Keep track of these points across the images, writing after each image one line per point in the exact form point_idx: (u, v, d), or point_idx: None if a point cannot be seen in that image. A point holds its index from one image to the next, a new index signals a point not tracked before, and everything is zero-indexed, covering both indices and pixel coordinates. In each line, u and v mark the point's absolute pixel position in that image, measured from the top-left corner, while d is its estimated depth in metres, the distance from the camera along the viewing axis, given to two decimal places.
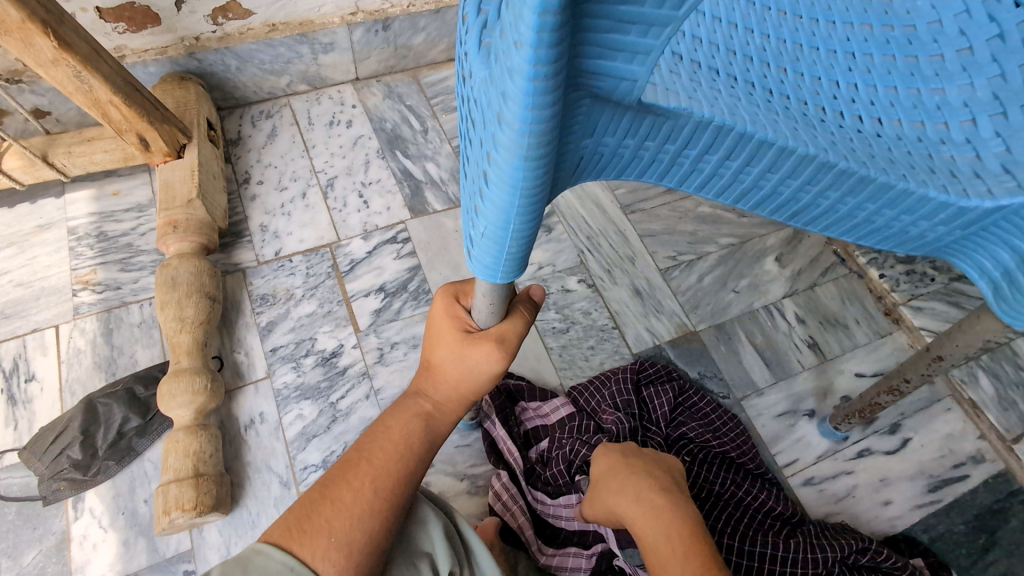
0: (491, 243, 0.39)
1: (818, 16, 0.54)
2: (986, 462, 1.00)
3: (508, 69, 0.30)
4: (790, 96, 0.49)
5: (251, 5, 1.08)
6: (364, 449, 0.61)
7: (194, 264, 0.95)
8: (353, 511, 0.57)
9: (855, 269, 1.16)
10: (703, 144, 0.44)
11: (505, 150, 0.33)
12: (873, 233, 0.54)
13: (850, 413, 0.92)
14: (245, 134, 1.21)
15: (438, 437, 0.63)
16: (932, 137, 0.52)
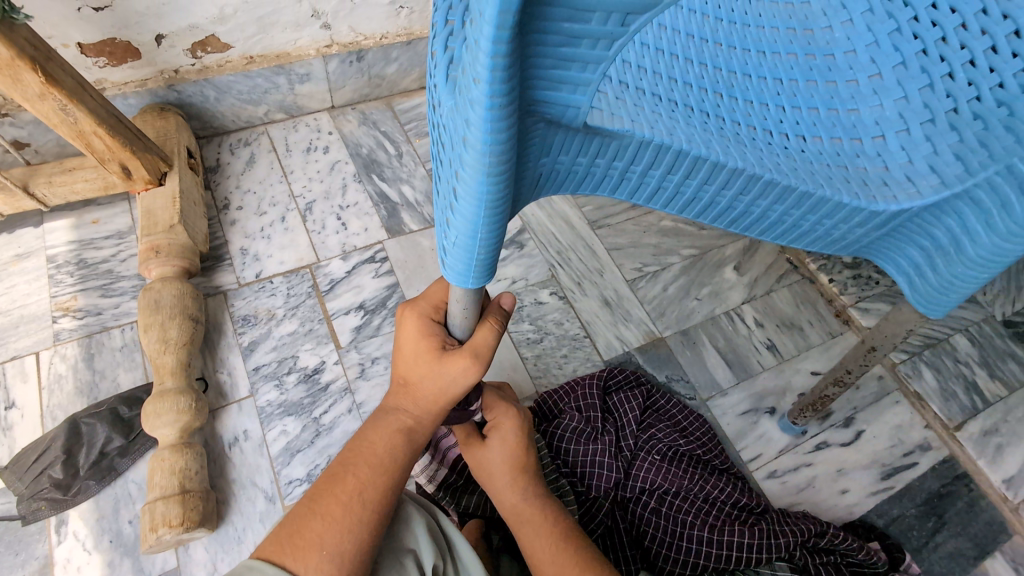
0: (460, 250, 0.45)
1: (750, 47, 0.61)
2: (932, 449, 1.08)
3: (470, 100, 0.35)
4: (722, 116, 0.56)
5: (229, 39, 1.13)
6: (353, 464, 0.64)
7: (177, 287, 0.97)
8: (342, 525, 0.60)
9: (807, 274, 1.25)
10: (647, 160, 0.50)
11: (470, 168, 0.38)
12: (803, 237, 0.61)
13: (805, 407, 0.98)
14: (224, 161, 1.25)
15: (418, 449, 0.67)
16: (849, 151, 0.58)
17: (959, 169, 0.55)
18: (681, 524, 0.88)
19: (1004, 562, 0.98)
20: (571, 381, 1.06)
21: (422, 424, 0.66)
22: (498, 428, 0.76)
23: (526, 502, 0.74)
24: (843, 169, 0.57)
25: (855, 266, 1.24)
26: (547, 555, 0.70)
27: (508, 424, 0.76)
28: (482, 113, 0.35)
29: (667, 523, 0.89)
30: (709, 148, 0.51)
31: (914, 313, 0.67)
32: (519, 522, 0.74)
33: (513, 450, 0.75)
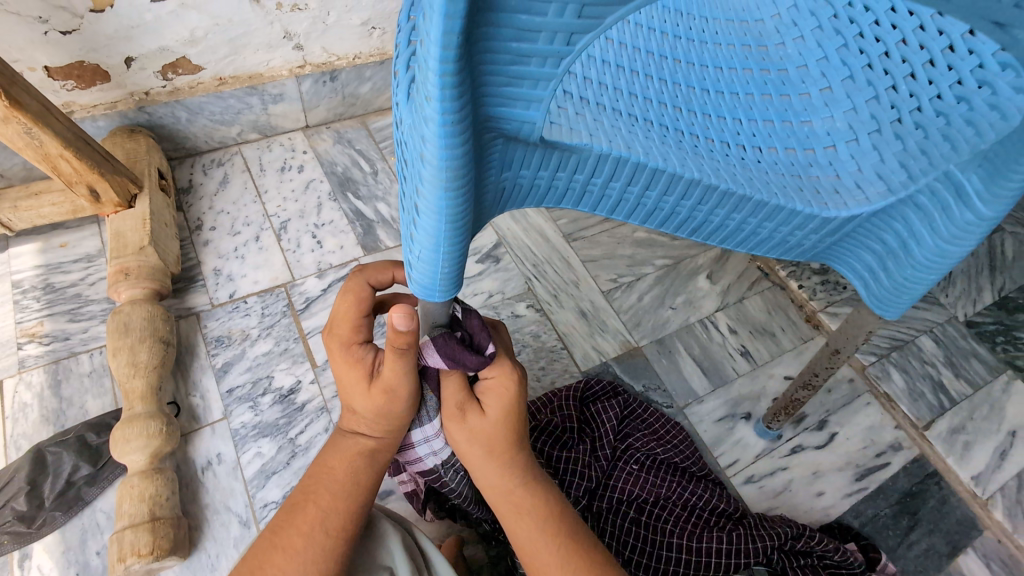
0: (423, 264, 0.45)
1: (706, 62, 0.59)
2: (903, 449, 1.10)
3: (424, 117, 0.36)
4: (682, 129, 0.55)
5: (200, 61, 1.14)
6: (317, 491, 0.61)
7: (147, 310, 0.96)
8: (307, 557, 0.58)
9: (777, 281, 1.28)
10: (607, 173, 0.51)
11: (429, 184, 0.39)
12: (762, 244, 0.63)
13: (778, 411, 1.00)
14: (196, 182, 1.24)
15: (382, 468, 0.64)
16: (802, 162, 0.58)
17: (903, 177, 0.56)
18: (662, 533, 0.89)
19: (976, 558, 1.00)
20: (547, 393, 1.06)
21: (388, 442, 0.63)
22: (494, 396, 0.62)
23: (524, 487, 0.63)
24: (797, 179, 0.58)
25: (823, 272, 1.27)
26: (548, 556, 0.62)
27: (502, 391, 0.62)
28: (435, 128, 0.36)
29: (648, 533, 0.89)
30: (667, 160, 0.52)
31: (873, 315, 0.70)
32: (516, 517, 0.63)
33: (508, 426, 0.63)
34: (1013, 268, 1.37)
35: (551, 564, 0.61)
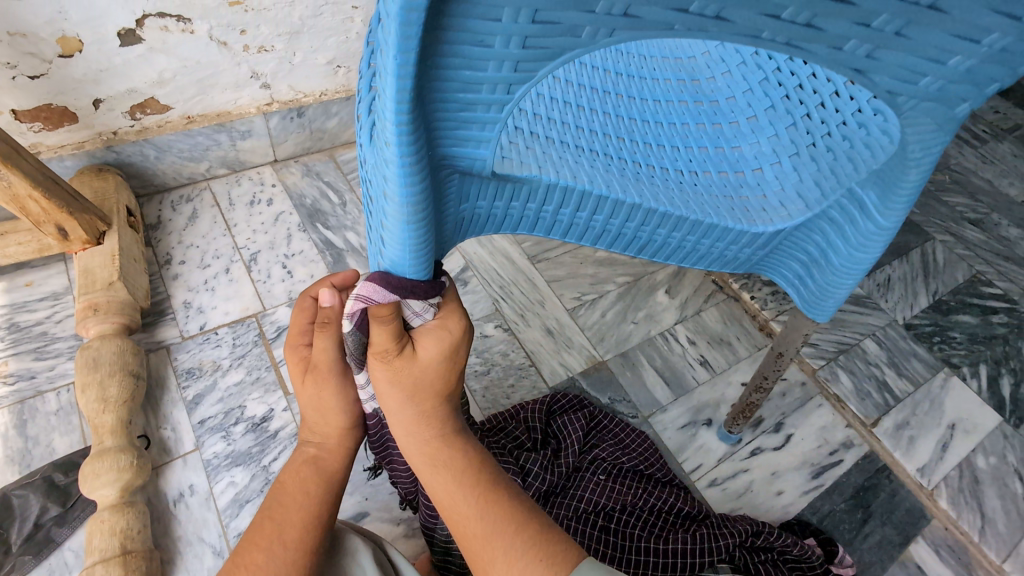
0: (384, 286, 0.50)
1: (648, 96, 0.66)
2: (855, 446, 1.17)
3: (385, 160, 0.42)
4: (624, 157, 0.61)
5: (169, 101, 1.17)
6: (272, 512, 0.63)
7: (116, 345, 0.97)
8: (268, 571, 0.59)
9: (731, 293, 1.36)
10: (557, 202, 0.56)
11: (393, 218, 0.45)
12: (703, 257, 0.68)
13: (737, 415, 1.05)
14: (165, 218, 1.26)
15: (335, 476, 0.66)
16: (734, 183, 0.64)
17: (818, 195, 0.62)
18: (630, 538, 0.93)
19: (926, 546, 1.06)
20: (514, 406, 1.10)
21: (328, 450, 0.66)
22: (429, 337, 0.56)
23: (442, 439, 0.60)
24: (728, 199, 0.63)
25: (773, 284, 1.35)
26: (466, 508, 0.59)
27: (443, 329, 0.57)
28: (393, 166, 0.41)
29: (617, 539, 0.92)
30: (610, 187, 0.57)
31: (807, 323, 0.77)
32: (431, 467, 0.60)
33: (436, 372, 0.58)
34: (944, 274, 1.48)
35: (471, 524, 0.59)
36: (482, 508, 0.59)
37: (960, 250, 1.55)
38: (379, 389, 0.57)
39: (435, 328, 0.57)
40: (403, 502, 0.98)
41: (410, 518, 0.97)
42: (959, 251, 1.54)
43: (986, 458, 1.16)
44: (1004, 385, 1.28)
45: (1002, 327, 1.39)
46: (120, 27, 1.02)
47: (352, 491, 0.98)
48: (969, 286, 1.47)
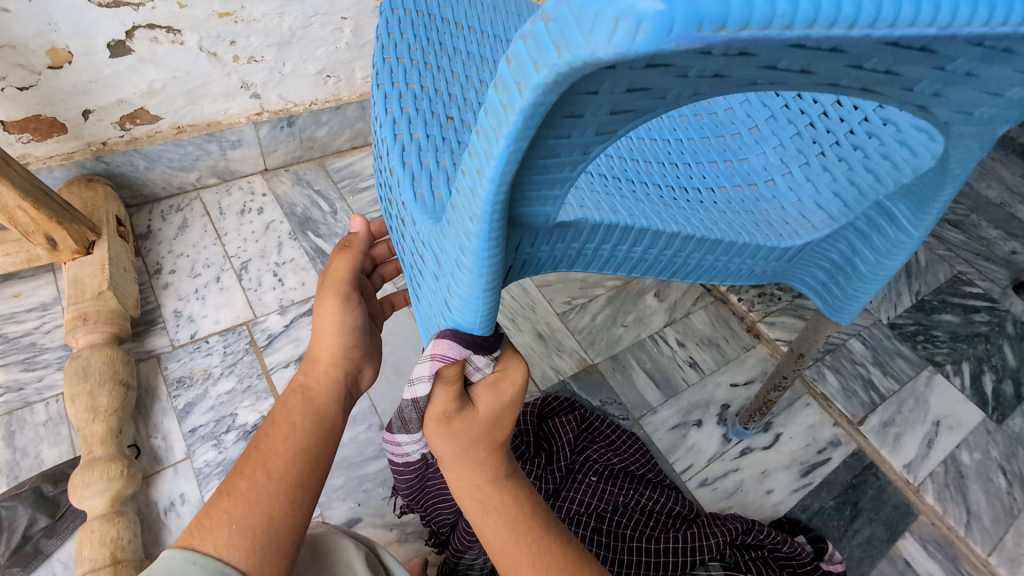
0: (453, 339, 0.48)
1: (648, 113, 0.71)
2: (842, 444, 1.19)
3: (464, 233, 0.41)
4: (649, 181, 0.64)
5: (158, 111, 1.18)
6: (258, 441, 0.64)
7: (106, 354, 0.97)
8: (249, 498, 0.58)
9: (718, 295, 1.38)
10: (604, 238, 0.57)
11: (468, 283, 0.44)
12: (723, 274, 0.67)
13: (753, 411, 1.08)
14: (155, 228, 1.26)
15: (325, 399, 0.70)
16: (750, 197, 0.66)
17: (840, 205, 0.63)
18: (621, 539, 0.93)
19: (914, 541, 1.08)
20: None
21: (313, 380, 0.71)
22: (486, 393, 0.58)
23: (498, 486, 0.62)
24: (751, 215, 0.64)
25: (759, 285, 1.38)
26: (520, 554, 0.60)
27: (499, 382, 0.58)
28: (473, 240, 0.40)
29: (611, 540, 0.93)
30: (650, 219, 0.58)
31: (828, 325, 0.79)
32: (487, 515, 0.62)
33: (490, 425, 0.60)
34: (926, 274, 1.51)
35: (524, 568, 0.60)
36: (535, 555, 0.60)
37: (941, 251, 1.58)
38: (438, 440, 0.59)
39: (498, 377, 0.58)
40: (396, 508, 0.99)
41: (403, 522, 0.98)
42: (940, 252, 1.58)
43: (970, 454, 1.18)
44: (986, 382, 1.31)
45: (983, 325, 1.42)
46: (109, 39, 1.02)
47: (344, 497, 0.99)
48: (950, 286, 1.50)
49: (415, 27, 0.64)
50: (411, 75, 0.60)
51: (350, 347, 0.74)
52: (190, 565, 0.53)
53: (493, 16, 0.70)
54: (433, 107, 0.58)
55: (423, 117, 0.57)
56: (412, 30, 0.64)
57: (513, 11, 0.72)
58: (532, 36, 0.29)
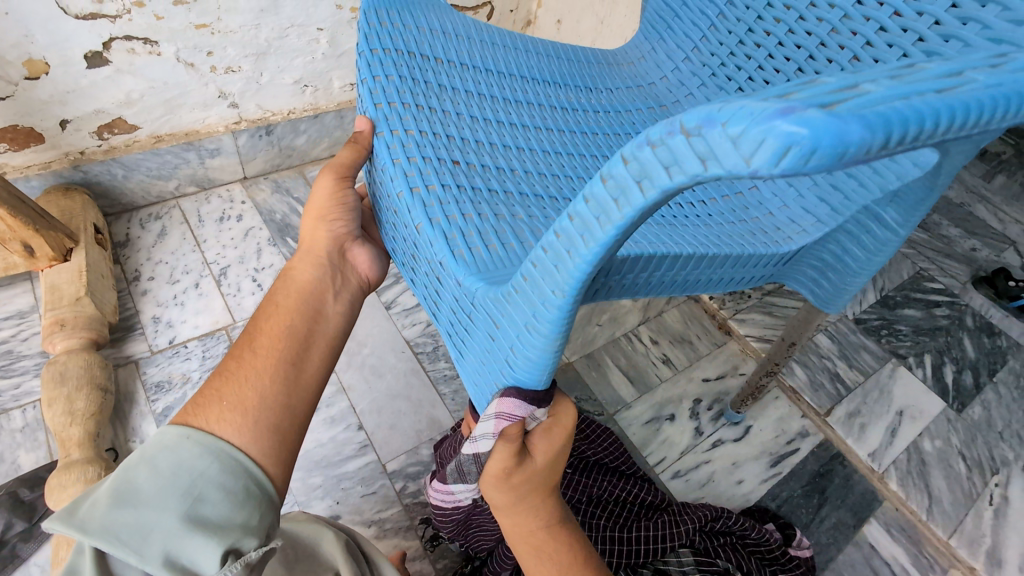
0: (521, 393, 0.50)
1: (629, 130, 0.73)
2: (810, 435, 1.23)
3: (541, 305, 0.43)
4: None
5: (136, 120, 1.20)
6: (251, 325, 0.65)
7: (84, 359, 0.98)
8: (241, 378, 0.60)
9: (691, 294, 1.42)
10: (642, 270, 0.56)
11: (537, 347, 0.46)
12: (724, 281, 0.64)
13: (745, 397, 1.12)
14: (134, 236, 1.27)
15: (313, 285, 0.69)
16: (739, 205, 0.68)
17: (827, 209, 0.65)
18: (596, 528, 0.95)
19: (879, 526, 1.12)
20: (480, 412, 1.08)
21: (299, 261, 0.70)
22: (544, 449, 0.58)
23: (551, 534, 0.64)
24: (744, 224, 0.65)
25: None
26: None
27: (554, 438, 0.58)
28: (557, 306, 0.42)
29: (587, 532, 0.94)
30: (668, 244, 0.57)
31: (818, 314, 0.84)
32: (537, 554, 0.64)
33: (545, 477, 0.60)
34: (890, 271, 1.57)
35: None
36: None
37: (905, 249, 1.64)
38: (490, 490, 0.59)
39: (557, 427, 0.58)
40: (375, 505, 1.00)
41: (381, 519, 0.99)
42: (903, 250, 1.64)
43: (932, 442, 1.23)
44: (947, 373, 1.36)
45: (944, 319, 1.48)
46: (86, 50, 1.04)
47: (323, 495, 1.00)
48: (913, 282, 1.56)
49: (400, 67, 0.63)
50: (408, 120, 0.59)
51: (339, 232, 0.72)
52: (184, 439, 0.54)
53: (473, 49, 0.69)
54: (438, 152, 0.58)
55: (433, 165, 0.57)
56: (398, 70, 0.62)
57: (489, 40, 0.71)
58: (669, 149, 0.31)
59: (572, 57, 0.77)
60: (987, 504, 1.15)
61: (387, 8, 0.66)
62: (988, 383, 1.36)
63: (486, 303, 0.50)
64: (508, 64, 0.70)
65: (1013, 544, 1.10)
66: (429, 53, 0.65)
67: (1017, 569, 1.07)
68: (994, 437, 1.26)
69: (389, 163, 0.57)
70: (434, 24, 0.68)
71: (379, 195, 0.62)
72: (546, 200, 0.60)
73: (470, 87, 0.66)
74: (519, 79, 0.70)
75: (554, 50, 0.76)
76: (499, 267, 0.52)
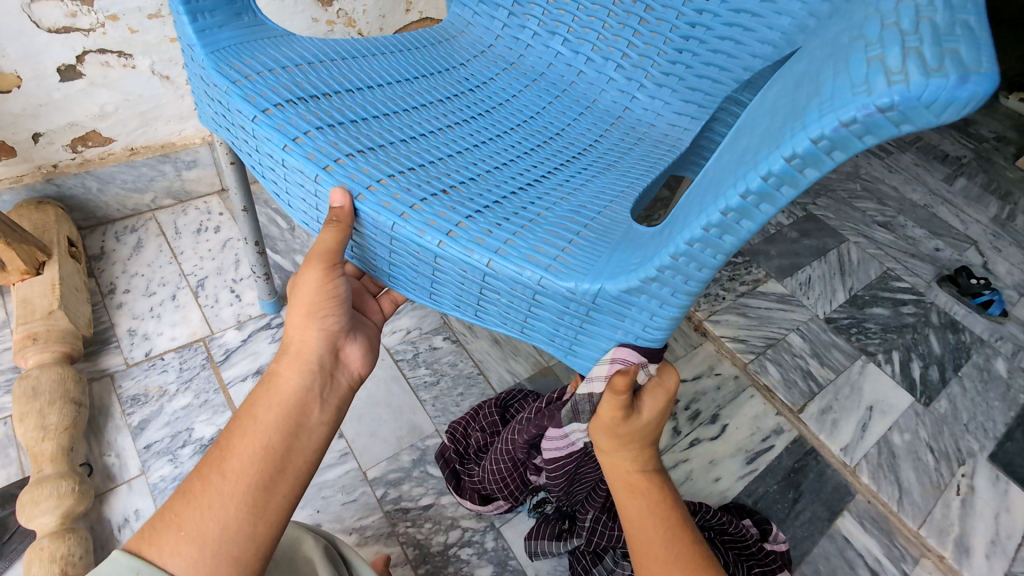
0: (639, 343, 0.56)
1: (510, 96, 0.79)
2: (785, 432, 1.26)
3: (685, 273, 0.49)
4: (592, 145, 0.75)
5: (111, 133, 1.20)
6: (223, 433, 0.60)
7: (57, 373, 0.97)
8: (201, 504, 0.56)
9: None
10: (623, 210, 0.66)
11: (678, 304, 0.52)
12: None
13: None
14: (108, 249, 1.26)
15: (293, 398, 0.61)
16: (631, 125, 0.81)
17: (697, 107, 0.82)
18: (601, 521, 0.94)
19: (852, 518, 1.15)
20: (477, 404, 1.14)
21: (285, 365, 0.62)
22: (653, 404, 0.62)
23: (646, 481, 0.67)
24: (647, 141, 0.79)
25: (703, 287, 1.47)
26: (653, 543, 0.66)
27: (661, 394, 0.63)
28: (715, 268, 0.48)
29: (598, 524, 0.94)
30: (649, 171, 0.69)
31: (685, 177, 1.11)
32: (628, 492, 0.67)
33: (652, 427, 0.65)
34: (858, 271, 1.62)
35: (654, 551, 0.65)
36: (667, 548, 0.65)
37: (871, 249, 1.70)
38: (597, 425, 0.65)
39: (658, 385, 0.63)
40: (356, 512, 1.00)
41: (362, 527, 0.99)
42: (870, 251, 1.69)
43: (901, 435, 1.27)
44: (914, 368, 1.40)
45: (911, 316, 1.53)
46: (59, 63, 1.04)
47: (303, 504, 1.00)
48: (881, 281, 1.61)
49: (307, 118, 0.61)
50: (368, 168, 0.59)
51: (332, 328, 0.65)
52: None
53: (338, 69, 0.69)
54: (425, 185, 0.59)
55: (435, 201, 0.58)
56: (310, 122, 0.61)
57: (343, 54, 0.71)
58: (863, 124, 0.35)
59: (413, 45, 0.79)
60: (955, 495, 1.19)
61: (229, 63, 0.62)
62: (953, 377, 1.40)
63: (614, 297, 0.53)
64: (372, 74, 0.71)
65: (979, 531, 1.14)
66: (300, 82, 0.64)
67: (983, 556, 1.11)
68: (960, 429, 1.30)
69: (402, 221, 0.56)
70: (271, 59, 0.65)
71: (394, 258, 0.59)
72: (526, 180, 0.65)
73: (357, 104, 0.66)
74: (384, 76, 0.72)
75: (384, 40, 0.77)
76: (586, 263, 0.55)
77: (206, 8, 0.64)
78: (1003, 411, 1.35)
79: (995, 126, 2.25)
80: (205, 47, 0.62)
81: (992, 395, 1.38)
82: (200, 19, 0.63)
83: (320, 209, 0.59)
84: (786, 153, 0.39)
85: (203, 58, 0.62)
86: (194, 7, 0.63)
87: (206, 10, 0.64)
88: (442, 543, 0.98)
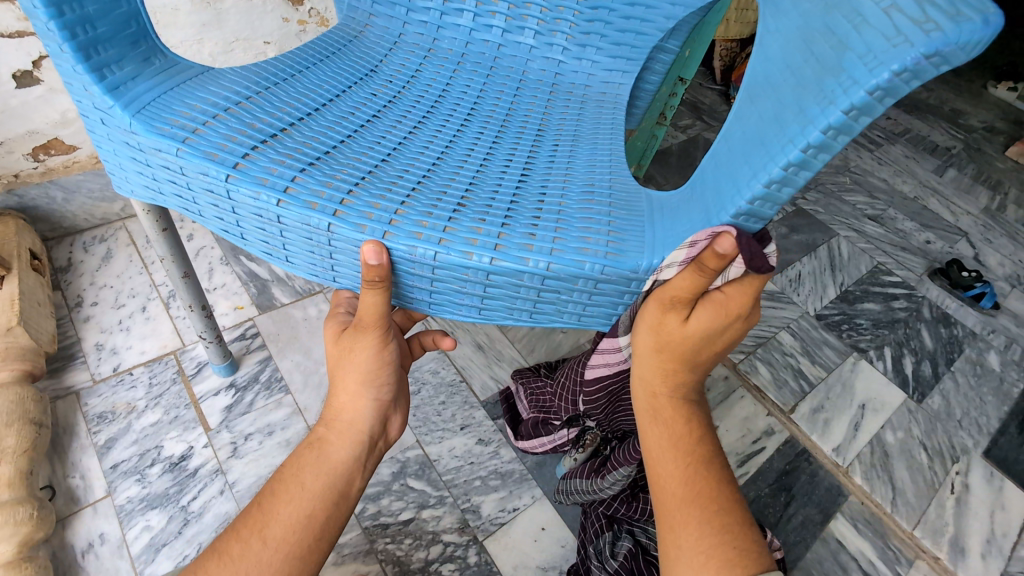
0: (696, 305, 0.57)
1: (453, 87, 0.78)
2: (776, 433, 1.23)
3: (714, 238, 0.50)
4: (551, 116, 0.77)
5: (74, 140, 1.16)
6: (265, 494, 0.58)
7: (15, 393, 0.92)
8: (237, 566, 0.54)
9: None
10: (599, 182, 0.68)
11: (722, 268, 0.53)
12: None
13: None
14: (76, 260, 1.22)
15: (339, 468, 0.60)
16: (577, 89, 0.84)
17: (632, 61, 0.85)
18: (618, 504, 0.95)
19: (846, 521, 1.12)
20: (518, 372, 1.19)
21: (336, 433, 0.62)
22: (709, 310, 0.55)
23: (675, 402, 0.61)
24: (594, 101, 0.82)
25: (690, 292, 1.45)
26: (673, 464, 0.60)
27: (721, 302, 0.55)
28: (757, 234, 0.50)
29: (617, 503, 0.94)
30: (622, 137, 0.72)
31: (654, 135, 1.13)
32: (651, 417, 0.61)
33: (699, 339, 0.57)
34: (848, 265, 1.60)
35: (671, 473, 0.59)
36: (689, 470, 0.59)
37: (862, 243, 1.67)
38: (640, 328, 0.58)
39: (719, 299, 0.55)
40: None
41: (339, 544, 0.95)
42: (861, 245, 1.67)
43: (894, 434, 1.24)
44: (906, 364, 1.38)
45: (902, 311, 1.50)
46: (15, 69, 1.00)
47: None
48: (871, 276, 1.58)
49: (277, 157, 0.58)
50: (362, 193, 0.57)
51: (385, 399, 0.64)
52: None
53: (277, 98, 0.66)
54: (428, 198, 0.58)
55: (445, 211, 0.57)
56: (283, 161, 0.58)
57: (273, 79, 0.68)
58: (884, 90, 0.38)
59: (333, 57, 0.76)
60: (949, 493, 1.16)
61: (162, 120, 0.57)
62: (946, 372, 1.38)
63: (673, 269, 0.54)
64: (311, 94, 0.69)
65: (974, 531, 1.12)
66: (248, 120, 0.61)
67: (979, 557, 1.08)
68: (954, 426, 1.28)
69: (442, 247, 0.54)
70: (200, 101, 0.61)
71: (434, 288, 0.57)
72: (517, 169, 0.66)
73: (316, 131, 0.64)
74: (317, 90, 0.70)
75: (301, 57, 0.74)
76: (634, 241, 0.55)
77: (111, 61, 0.58)
78: (996, 406, 1.33)
79: (984, 115, 2.23)
80: (128, 108, 0.57)
81: (985, 389, 1.36)
82: (109, 76, 0.58)
83: (335, 254, 0.57)
84: (821, 125, 0.42)
85: (130, 122, 0.56)
86: (97, 63, 0.57)
87: (112, 63, 0.58)
88: (423, 560, 0.95)
